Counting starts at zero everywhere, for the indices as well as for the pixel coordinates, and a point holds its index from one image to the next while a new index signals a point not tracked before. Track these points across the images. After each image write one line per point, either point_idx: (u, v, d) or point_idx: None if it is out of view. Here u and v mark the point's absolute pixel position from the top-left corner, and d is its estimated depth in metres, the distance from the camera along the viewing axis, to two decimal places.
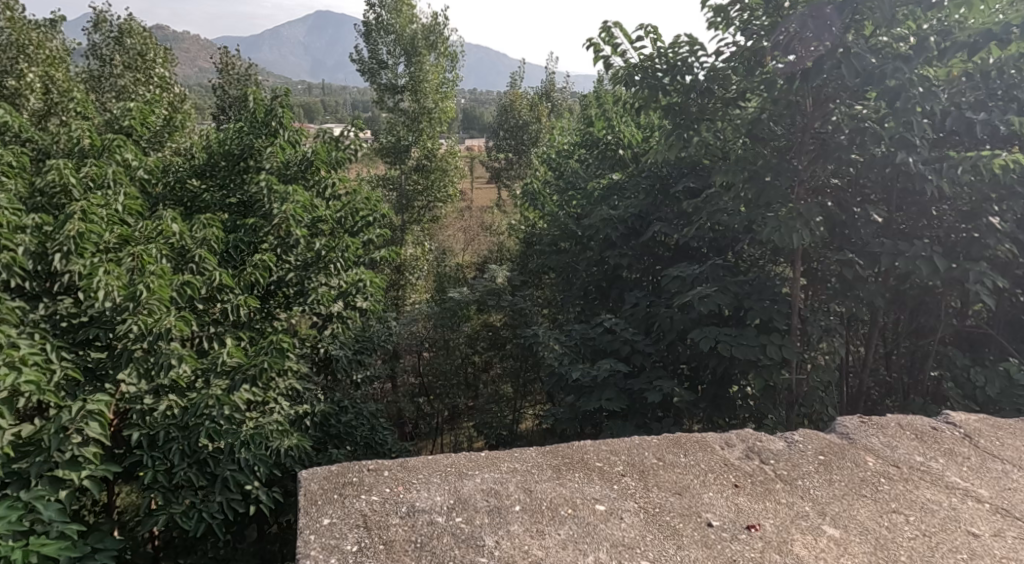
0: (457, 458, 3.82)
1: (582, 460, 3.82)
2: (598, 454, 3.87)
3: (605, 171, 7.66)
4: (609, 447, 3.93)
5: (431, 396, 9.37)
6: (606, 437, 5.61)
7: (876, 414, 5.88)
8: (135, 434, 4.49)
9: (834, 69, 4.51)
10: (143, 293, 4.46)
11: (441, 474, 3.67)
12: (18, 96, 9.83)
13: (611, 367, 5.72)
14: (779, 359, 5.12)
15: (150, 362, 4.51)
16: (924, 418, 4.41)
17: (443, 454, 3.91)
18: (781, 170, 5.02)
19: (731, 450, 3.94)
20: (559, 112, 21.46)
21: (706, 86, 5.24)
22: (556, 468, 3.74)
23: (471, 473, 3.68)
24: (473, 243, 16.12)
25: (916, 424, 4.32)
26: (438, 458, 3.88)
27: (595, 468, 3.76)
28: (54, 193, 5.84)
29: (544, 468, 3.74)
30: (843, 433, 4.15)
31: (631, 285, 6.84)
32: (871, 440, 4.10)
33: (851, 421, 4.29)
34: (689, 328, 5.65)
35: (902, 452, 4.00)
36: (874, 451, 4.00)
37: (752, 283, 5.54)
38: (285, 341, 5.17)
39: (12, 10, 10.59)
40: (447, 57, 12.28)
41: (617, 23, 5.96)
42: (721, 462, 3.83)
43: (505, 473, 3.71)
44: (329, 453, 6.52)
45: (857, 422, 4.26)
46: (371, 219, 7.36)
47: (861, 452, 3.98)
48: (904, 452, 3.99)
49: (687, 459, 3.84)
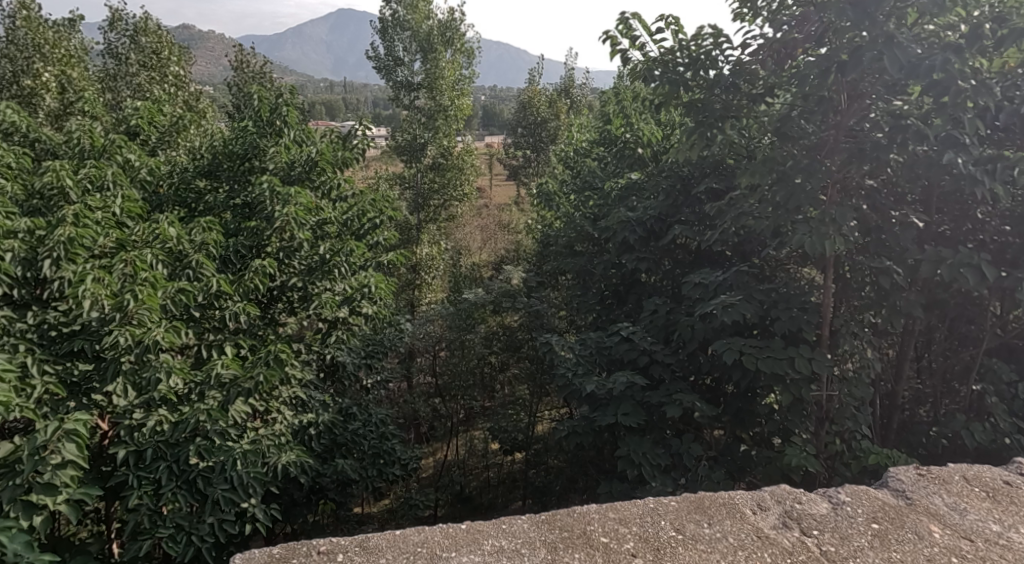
0: (428, 534, 3.52)
1: (583, 533, 3.51)
2: (604, 525, 3.56)
3: (624, 171, 7.31)
4: (618, 516, 3.63)
5: (445, 397, 9.27)
6: (622, 452, 5.29)
7: (911, 428, 5.51)
8: (121, 452, 4.20)
9: (875, 60, 4.15)
10: (131, 302, 4.26)
11: (408, 559, 3.37)
12: (34, 95, 9.75)
13: (628, 379, 5.39)
14: (809, 373, 4.76)
15: (140, 377, 4.27)
16: (994, 470, 4.09)
17: (413, 528, 3.60)
18: (813, 172, 4.60)
19: (764, 516, 3.64)
20: (578, 108, 21.02)
21: (731, 80, 4.90)
22: (552, 547, 3.44)
23: (446, 556, 3.39)
24: (490, 243, 15.86)
25: (985, 477, 4.01)
26: (405, 532, 3.57)
27: (599, 545, 3.45)
28: (52, 195, 5.66)
29: (537, 547, 3.44)
30: (899, 492, 3.84)
31: (650, 289, 6.50)
32: (934, 500, 3.79)
33: (908, 473, 4.00)
34: (712, 337, 5.30)
35: (973, 518, 3.68)
36: (940, 517, 3.68)
37: (780, 292, 5.18)
38: (284, 352, 4.91)
39: (29, 9, 10.45)
40: (464, 52, 11.89)
41: (635, 14, 5.64)
42: (753, 532, 3.53)
43: (488, 555, 3.41)
44: (336, 462, 6.38)
45: (915, 475, 3.97)
46: (378, 221, 7.08)
47: (924, 518, 3.66)
48: (976, 519, 3.67)
49: (711, 530, 3.53)
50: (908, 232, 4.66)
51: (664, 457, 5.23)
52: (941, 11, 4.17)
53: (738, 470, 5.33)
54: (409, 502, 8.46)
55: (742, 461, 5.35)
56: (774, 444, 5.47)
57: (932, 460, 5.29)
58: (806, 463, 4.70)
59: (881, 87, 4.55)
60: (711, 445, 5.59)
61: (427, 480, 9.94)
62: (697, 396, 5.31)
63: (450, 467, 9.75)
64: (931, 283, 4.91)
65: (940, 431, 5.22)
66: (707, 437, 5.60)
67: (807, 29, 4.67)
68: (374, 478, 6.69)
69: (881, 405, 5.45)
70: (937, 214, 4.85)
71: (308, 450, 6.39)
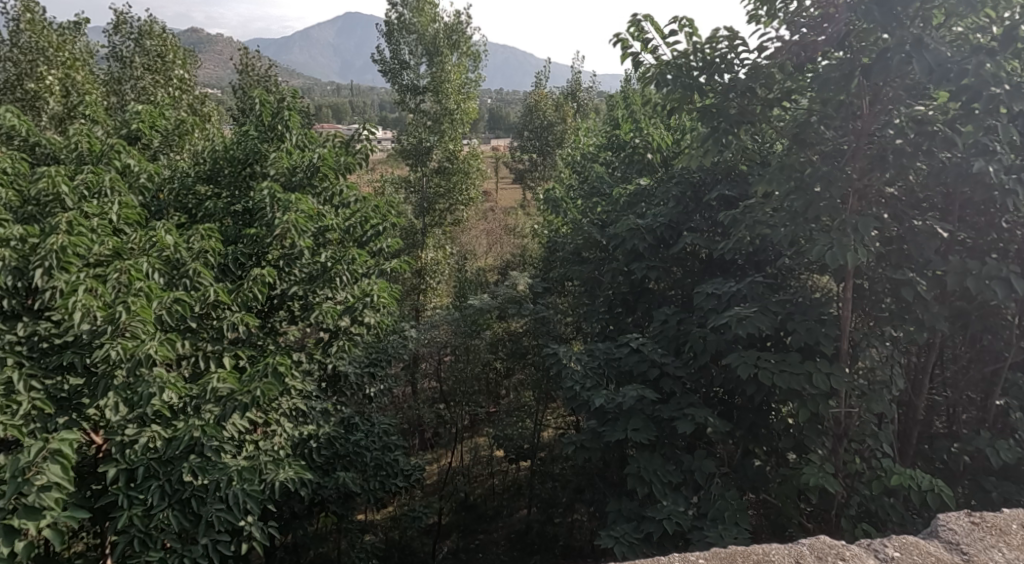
0: None
1: None
2: None
3: (633, 176, 7.14)
4: None
5: (450, 404, 9.13)
6: (632, 470, 5.10)
7: (931, 444, 5.31)
8: (111, 471, 4.04)
9: (903, 63, 3.96)
10: (123, 314, 4.10)
11: None
12: (38, 99, 9.63)
13: (638, 393, 5.20)
14: (827, 389, 4.57)
15: (131, 392, 4.11)
16: None
17: None
18: (832, 180, 4.40)
19: None
20: (585, 112, 20.85)
21: (747, 85, 4.73)
22: None
23: None
24: (495, 248, 15.71)
25: None
26: None
27: None
28: (47, 202, 5.52)
29: None
30: (952, 545, 3.65)
31: (660, 297, 6.31)
32: (991, 554, 3.59)
33: (959, 522, 3.80)
34: (725, 349, 5.11)
35: None
36: None
37: (797, 303, 4.99)
38: (283, 364, 4.76)
39: (33, 12, 10.34)
40: (470, 56, 11.75)
41: (647, 16, 5.49)
42: None
43: None
44: (336, 475, 6.23)
45: (968, 525, 3.78)
46: (381, 228, 6.91)
47: None
48: None
49: None
50: (931, 242, 4.47)
51: (676, 475, 5.04)
52: (971, 13, 4.00)
53: (752, 488, 5.14)
54: (413, 514, 8.28)
55: (756, 478, 5.16)
56: (789, 460, 5.27)
57: (954, 479, 5.10)
58: (825, 482, 4.49)
59: (904, 93, 4.38)
60: (723, 460, 5.40)
61: (432, 488, 9.89)
62: (709, 410, 5.13)
63: (454, 476, 9.58)
64: (954, 294, 4.72)
65: (962, 448, 5.03)
66: (719, 452, 5.41)
67: (827, 31, 4.49)
68: (377, 491, 6.53)
69: (900, 421, 5.26)
70: (960, 222, 4.66)
71: (308, 462, 6.24)
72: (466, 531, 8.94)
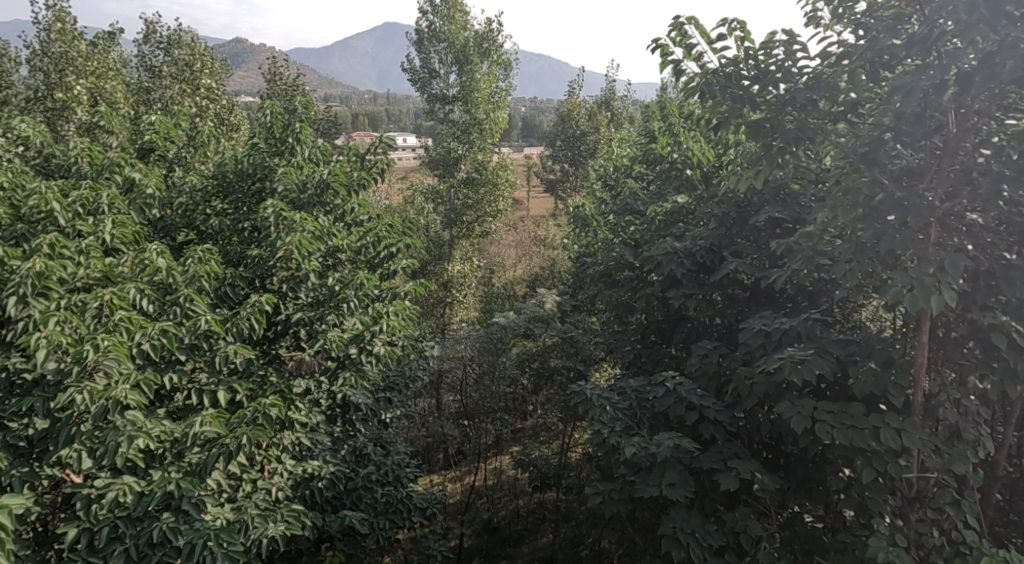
0: None
1: None
2: None
3: (671, 193, 6.54)
4: None
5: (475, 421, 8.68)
6: (669, 530, 4.49)
7: (1016, 506, 4.59)
8: (71, 531, 3.59)
9: (1015, 69, 3.33)
10: (91, 354, 3.66)
11: None
12: (67, 109, 9.37)
13: (675, 442, 4.61)
14: (898, 449, 3.93)
15: (96, 440, 3.66)
16: None
17: None
18: (909, 207, 3.77)
19: None
20: (619, 121, 20.15)
21: (808, 96, 4.20)
22: None
23: None
24: (524, 260, 15.21)
25: None
26: None
27: None
28: (38, 220, 5.09)
29: None
30: None
31: (700, 328, 5.68)
32: None
33: None
34: (775, 395, 4.48)
35: None
36: None
37: (859, 343, 4.36)
38: (276, 405, 4.25)
39: (64, 21, 10.07)
40: (501, 64, 11.10)
41: (691, 19, 4.93)
42: None
43: None
44: (342, 515, 5.74)
45: None
46: (395, 249, 6.21)
47: None
48: None
49: None
50: None
51: (717, 537, 4.43)
52: None
53: (804, 552, 4.51)
54: (429, 550, 7.41)
55: (810, 541, 4.52)
56: (848, 521, 4.61)
57: None
58: (897, 559, 3.83)
59: (998, 105, 3.74)
60: (771, 518, 4.78)
61: (454, 508, 9.04)
62: (756, 463, 4.51)
63: (477, 501, 9.04)
64: None
65: None
66: (767, 508, 4.78)
67: (905, 32, 3.88)
68: (386, 530, 6.09)
69: (978, 478, 4.56)
70: None
71: (311, 501, 5.78)
72: (490, 558, 8.19)
